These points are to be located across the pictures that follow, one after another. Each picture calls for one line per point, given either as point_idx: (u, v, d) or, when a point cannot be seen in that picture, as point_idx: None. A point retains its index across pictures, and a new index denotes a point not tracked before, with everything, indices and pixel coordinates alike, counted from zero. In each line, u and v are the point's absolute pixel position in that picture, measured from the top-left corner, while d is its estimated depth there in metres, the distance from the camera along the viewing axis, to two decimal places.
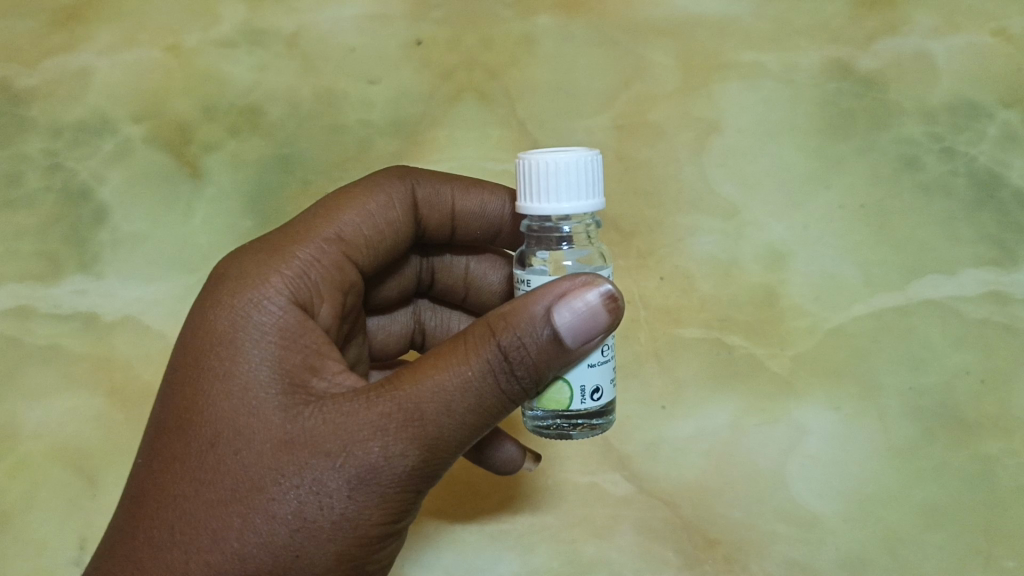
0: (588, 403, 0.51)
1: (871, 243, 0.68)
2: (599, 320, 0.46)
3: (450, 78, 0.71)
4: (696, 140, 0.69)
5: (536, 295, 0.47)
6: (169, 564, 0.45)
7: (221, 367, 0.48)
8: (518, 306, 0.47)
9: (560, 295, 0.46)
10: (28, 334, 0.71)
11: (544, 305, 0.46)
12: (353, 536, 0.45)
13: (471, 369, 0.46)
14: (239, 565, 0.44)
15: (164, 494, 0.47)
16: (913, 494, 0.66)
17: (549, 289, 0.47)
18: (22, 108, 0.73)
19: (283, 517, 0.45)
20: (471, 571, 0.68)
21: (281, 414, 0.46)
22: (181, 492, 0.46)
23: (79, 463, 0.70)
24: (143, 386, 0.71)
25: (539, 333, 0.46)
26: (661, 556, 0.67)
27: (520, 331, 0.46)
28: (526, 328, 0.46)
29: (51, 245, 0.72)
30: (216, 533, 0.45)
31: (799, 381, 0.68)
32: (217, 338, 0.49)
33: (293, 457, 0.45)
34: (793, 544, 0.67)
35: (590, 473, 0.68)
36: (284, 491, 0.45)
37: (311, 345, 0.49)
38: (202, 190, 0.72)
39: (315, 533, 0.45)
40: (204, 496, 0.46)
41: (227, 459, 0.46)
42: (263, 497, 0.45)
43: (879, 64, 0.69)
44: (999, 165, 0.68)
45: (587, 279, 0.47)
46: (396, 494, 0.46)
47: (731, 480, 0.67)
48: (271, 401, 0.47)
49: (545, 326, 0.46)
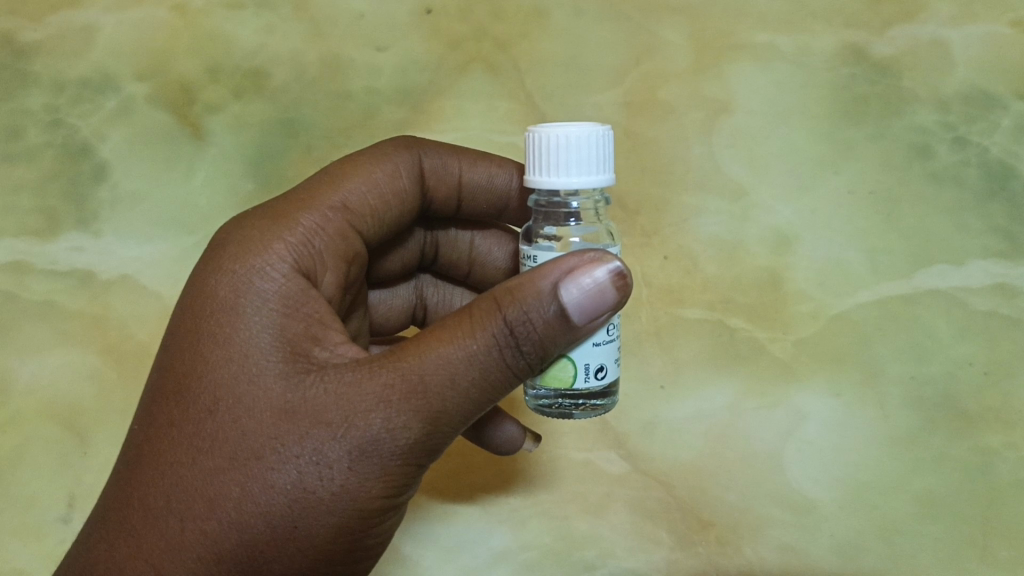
0: (591, 381, 0.50)
1: (879, 229, 0.67)
2: (607, 297, 0.45)
3: (458, 48, 0.70)
4: (705, 120, 0.68)
5: (543, 270, 0.46)
6: (165, 530, 0.45)
7: (222, 333, 0.47)
8: (525, 280, 0.46)
9: (567, 271, 0.45)
10: (24, 289, 0.70)
11: (551, 280, 0.45)
12: (353, 508, 0.45)
13: (475, 343, 0.45)
14: (238, 534, 0.44)
15: (161, 461, 0.46)
16: (910, 484, 0.65)
17: (556, 265, 0.46)
18: (24, 62, 0.72)
19: (282, 487, 0.44)
20: (463, 544, 0.67)
21: (282, 382, 0.46)
22: (179, 459, 0.46)
23: (69, 420, 0.69)
24: (137, 345, 0.70)
25: (545, 309, 0.45)
26: (654, 536, 0.66)
27: (526, 306, 0.45)
28: (532, 304, 0.45)
29: (50, 201, 0.71)
30: (214, 501, 0.44)
31: (799, 366, 0.67)
32: (218, 303, 0.48)
33: (295, 426, 0.44)
34: (787, 528, 0.66)
35: (586, 450, 0.68)
36: (284, 461, 0.44)
37: (314, 314, 0.49)
38: (204, 151, 0.71)
39: (315, 504, 0.44)
40: (203, 463, 0.45)
41: (227, 425, 0.45)
42: (263, 466, 0.44)
43: (895, 51, 0.68)
44: (1011, 157, 0.68)
45: (596, 254, 0.46)
46: (398, 466, 0.45)
47: (728, 462, 0.66)
48: (271, 368, 0.46)
49: (552, 302, 0.45)
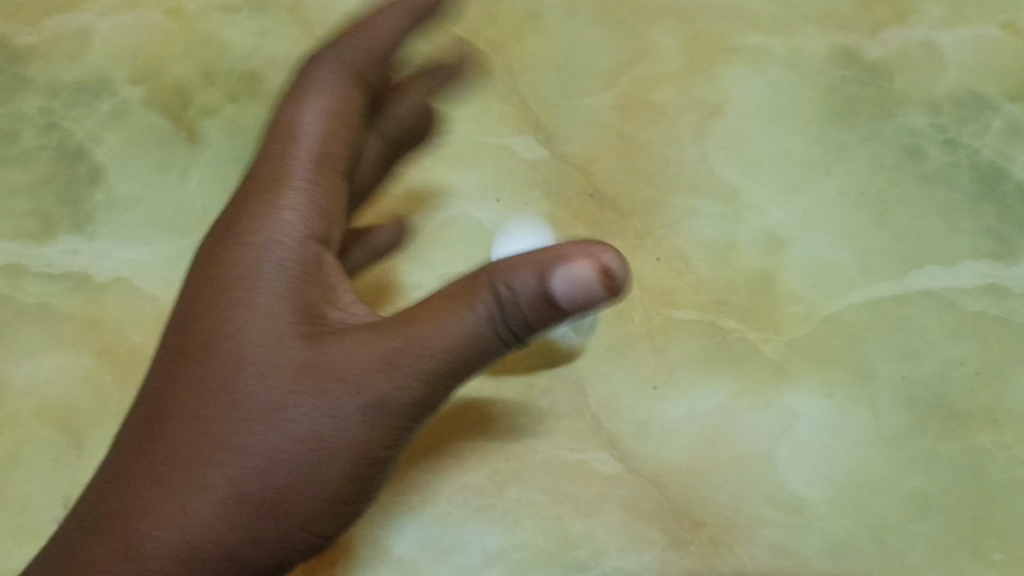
0: None
1: (871, 231, 0.68)
2: (595, 292, 0.46)
3: (453, 52, 0.73)
4: (698, 122, 0.71)
5: (540, 256, 0.48)
6: (192, 471, 0.50)
7: (245, 295, 0.54)
8: (520, 261, 0.49)
9: (558, 259, 0.47)
10: (19, 293, 0.67)
11: (542, 267, 0.48)
12: (361, 456, 0.50)
13: (473, 315, 0.49)
14: (256, 477, 0.49)
15: (189, 408, 0.52)
16: (901, 483, 0.63)
17: (552, 252, 0.48)
18: (20, 65, 0.74)
19: (297, 436, 0.50)
20: (458, 543, 0.62)
21: (301, 342, 0.52)
22: (206, 410, 0.51)
23: (10, 421, 0.64)
24: (133, 348, 0.66)
25: (533, 292, 0.48)
26: (647, 536, 0.62)
27: (514, 285, 0.48)
28: (521, 282, 0.48)
29: (46, 205, 0.70)
30: (237, 446, 0.50)
31: (792, 367, 0.65)
32: (241, 267, 0.55)
33: (309, 384, 0.51)
34: (780, 528, 0.62)
35: (578, 451, 0.64)
36: (300, 414, 0.50)
37: (320, 281, 0.55)
38: (200, 154, 0.71)
39: (327, 453, 0.50)
40: (229, 411, 0.51)
41: (242, 385, 0.51)
42: (281, 416, 0.50)
43: (885, 54, 0.72)
44: (1003, 158, 0.70)
45: (598, 248, 0.47)
46: (400, 421, 0.51)
47: (720, 463, 0.63)
48: (289, 329, 0.52)
49: (541, 285, 0.48)
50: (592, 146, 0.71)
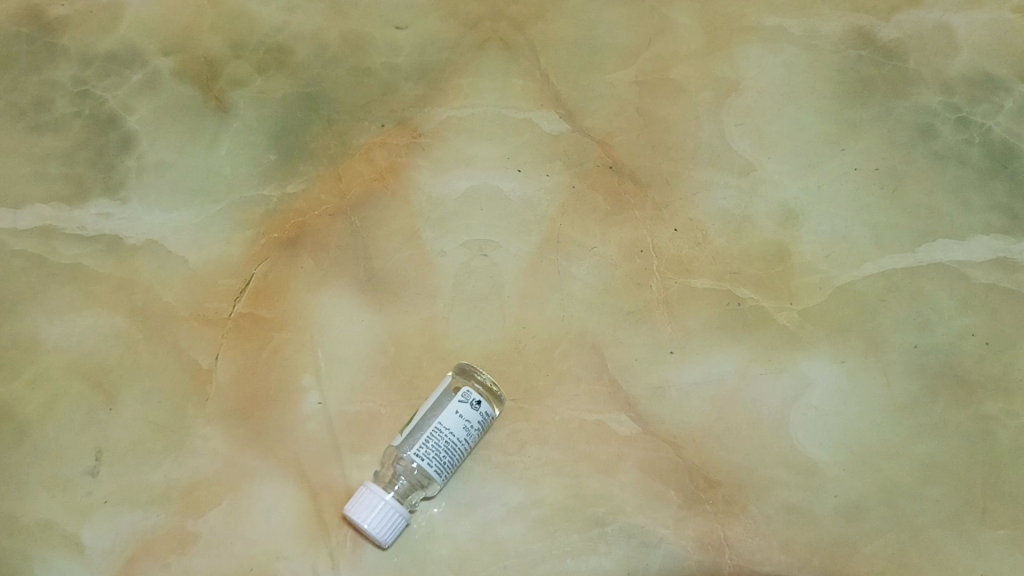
0: (413, 435, 0.63)
1: (884, 206, 0.70)
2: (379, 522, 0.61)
3: (476, 28, 0.74)
4: (716, 99, 0.72)
5: (427, 490, 0.64)
6: None
7: None
8: (432, 485, 0.63)
9: (421, 495, 0.64)
10: (52, 254, 0.68)
11: (426, 493, 0.64)
12: None
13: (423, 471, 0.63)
14: None
15: None
16: (912, 449, 0.65)
17: (426, 489, 0.63)
18: (53, 36, 0.74)
19: None
20: (478, 500, 0.64)
21: None
22: None
23: (43, 376, 0.66)
24: (165, 308, 0.67)
25: (430, 489, 0.63)
26: (662, 495, 0.64)
27: (426, 490, 0.63)
28: (430, 484, 0.63)
29: (78, 169, 0.71)
30: None
31: (806, 336, 0.67)
32: None
33: None
34: (792, 489, 0.64)
35: (597, 412, 0.65)
36: None
37: None
38: (228, 123, 0.72)
39: None
40: None
41: None
42: None
43: (900, 35, 0.74)
44: (1015, 137, 0.72)
45: (430, 489, 0.63)
46: None
47: (734, 424, 0.65)
48: None
49: (415, 490, 0.63)
50: (611, 120, 0.72)
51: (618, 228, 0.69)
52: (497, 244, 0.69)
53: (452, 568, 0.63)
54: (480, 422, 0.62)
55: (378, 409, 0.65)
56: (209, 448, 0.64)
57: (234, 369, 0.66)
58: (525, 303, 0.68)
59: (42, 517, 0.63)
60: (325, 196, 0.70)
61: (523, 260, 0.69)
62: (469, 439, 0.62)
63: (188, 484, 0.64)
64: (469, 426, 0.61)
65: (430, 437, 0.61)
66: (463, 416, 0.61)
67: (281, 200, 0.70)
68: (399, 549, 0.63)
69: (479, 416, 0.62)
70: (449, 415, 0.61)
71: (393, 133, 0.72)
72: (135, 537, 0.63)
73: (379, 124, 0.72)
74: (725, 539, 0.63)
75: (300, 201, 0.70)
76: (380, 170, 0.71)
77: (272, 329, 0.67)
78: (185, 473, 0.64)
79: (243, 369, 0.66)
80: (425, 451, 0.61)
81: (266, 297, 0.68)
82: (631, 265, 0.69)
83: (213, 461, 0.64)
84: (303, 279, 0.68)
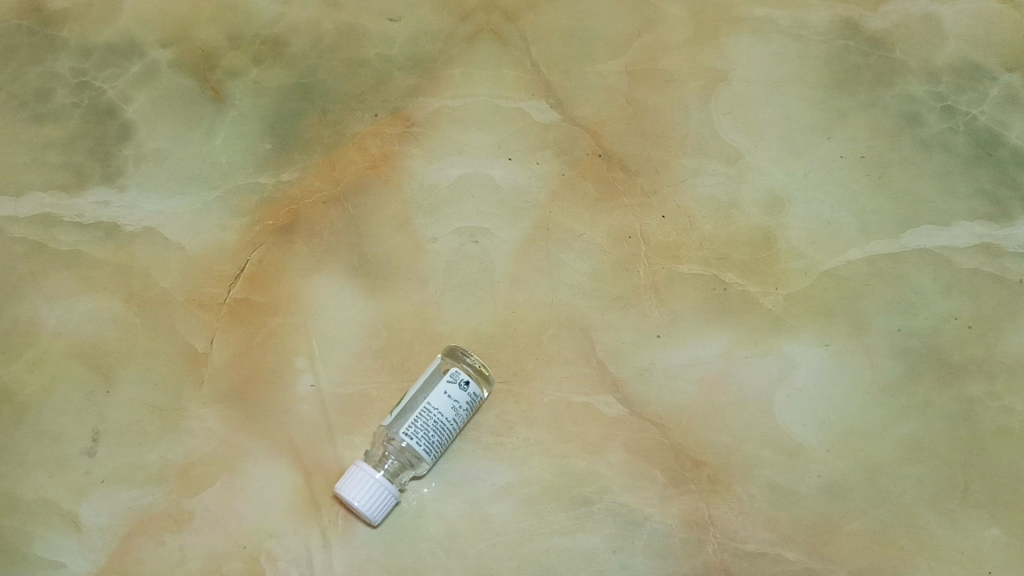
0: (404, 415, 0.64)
1: (869, 193, 0.71)
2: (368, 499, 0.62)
3: (469, 19, 0.75)
4: (704, 88, 0.73)
5: (416, 471, 0.65)
6: None
7: None
8: (421, 465, 0.64)
9: (410, 475, 0.65)
10: (51, 241, 0.70)
11: (415, 473, 0.65)
12: None
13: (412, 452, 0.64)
14: None
15: None
16: (894, 430, 0.66)
17: (415, 470, 0.65)
18: (53, 28, 0.74)
19: None
20: (468, 479, 0.65)
21: None
22: None
23: (43, 360, 0.67)
24: (163, 293, 0.69)
25: (419, 469, 0.65)
26: (649, 474, 0.65)
27: (415, 471, 0.65)
28: (419, 464, 0.64)
29: (77, 158, 0.72)
30: None
31: (791, 320, 0.68)
32: None
33: None
34: (776, 468, 0.65)
35: (585, 394, 0.66)
36: None
37: None
38: (225, 113, 0.73)
39: None
40: None
41: None
42: None
43: (888, 25, 0.75)
44: (1000, 125, 0.73)
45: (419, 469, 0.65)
46: None
47: (719, 405, 0.66)
48: None
49: (404, 471, 0.65)
50: (602, 109, 0.73)
51: (606, 214, 0.71)
52: (488, 229, 0.70)
53: (442, 546, 0.64)
54: (468, 403, 0.63)
55: (370, 391, 0.67)
56: (204, 429, 0.66)
57: (229, 352, 0.67)
58: (515, 288, 0.69)
59: (41, 496, 0.64)
60: (318, 184, 0.71)
61: (513, 246, 0.70)
62: (458, 419, 0.63)
63: (184, 464, 0.65)
64: (457, 407, 0.63)
65: (418, 417, 0.63)
66: (451, 397, 0.62)
67: (276, 187, 0.71)
68: (390, 526, 0.65)
69: (467, 396, 0.63)
70: (438, 395, 0.63)
71: (386, 122, 0.73)
72: (133, 515, 0.64)
73: (372, 114, 0.73)
74: (710, 518, 0.64)
75: (294, 188, 0.71)
76: (373, 158, 0.72)
77: (267, 314, 0.68)
78: (182, 453, 0.65)
79: (238, 352, 0.67)
80: (413, 431, 0.62)
81: (261, 282, 0.69)
82: (619, 251, 0.70)
83: (208, 441, 0.66)
84: (296, 264, 0.69)
